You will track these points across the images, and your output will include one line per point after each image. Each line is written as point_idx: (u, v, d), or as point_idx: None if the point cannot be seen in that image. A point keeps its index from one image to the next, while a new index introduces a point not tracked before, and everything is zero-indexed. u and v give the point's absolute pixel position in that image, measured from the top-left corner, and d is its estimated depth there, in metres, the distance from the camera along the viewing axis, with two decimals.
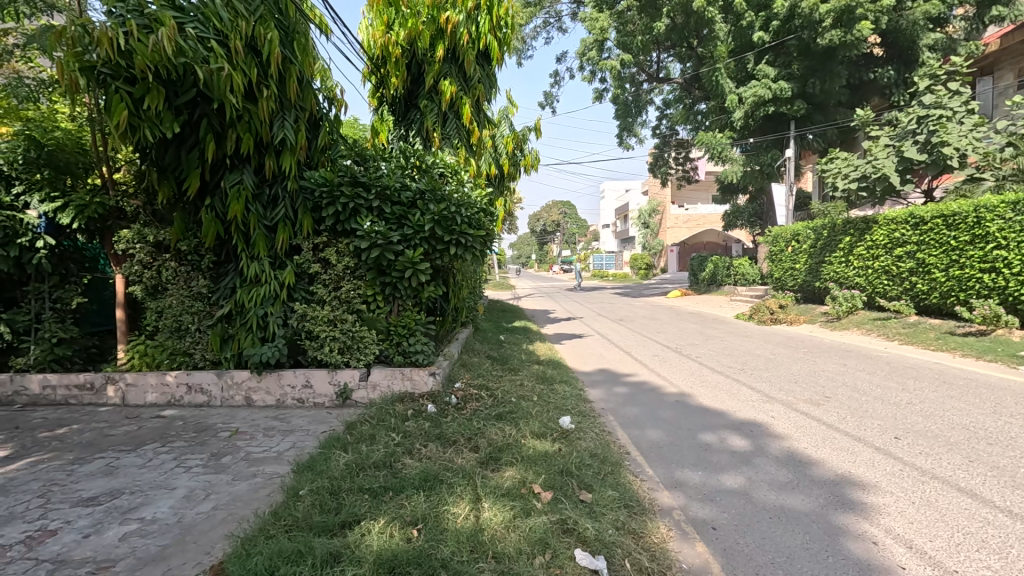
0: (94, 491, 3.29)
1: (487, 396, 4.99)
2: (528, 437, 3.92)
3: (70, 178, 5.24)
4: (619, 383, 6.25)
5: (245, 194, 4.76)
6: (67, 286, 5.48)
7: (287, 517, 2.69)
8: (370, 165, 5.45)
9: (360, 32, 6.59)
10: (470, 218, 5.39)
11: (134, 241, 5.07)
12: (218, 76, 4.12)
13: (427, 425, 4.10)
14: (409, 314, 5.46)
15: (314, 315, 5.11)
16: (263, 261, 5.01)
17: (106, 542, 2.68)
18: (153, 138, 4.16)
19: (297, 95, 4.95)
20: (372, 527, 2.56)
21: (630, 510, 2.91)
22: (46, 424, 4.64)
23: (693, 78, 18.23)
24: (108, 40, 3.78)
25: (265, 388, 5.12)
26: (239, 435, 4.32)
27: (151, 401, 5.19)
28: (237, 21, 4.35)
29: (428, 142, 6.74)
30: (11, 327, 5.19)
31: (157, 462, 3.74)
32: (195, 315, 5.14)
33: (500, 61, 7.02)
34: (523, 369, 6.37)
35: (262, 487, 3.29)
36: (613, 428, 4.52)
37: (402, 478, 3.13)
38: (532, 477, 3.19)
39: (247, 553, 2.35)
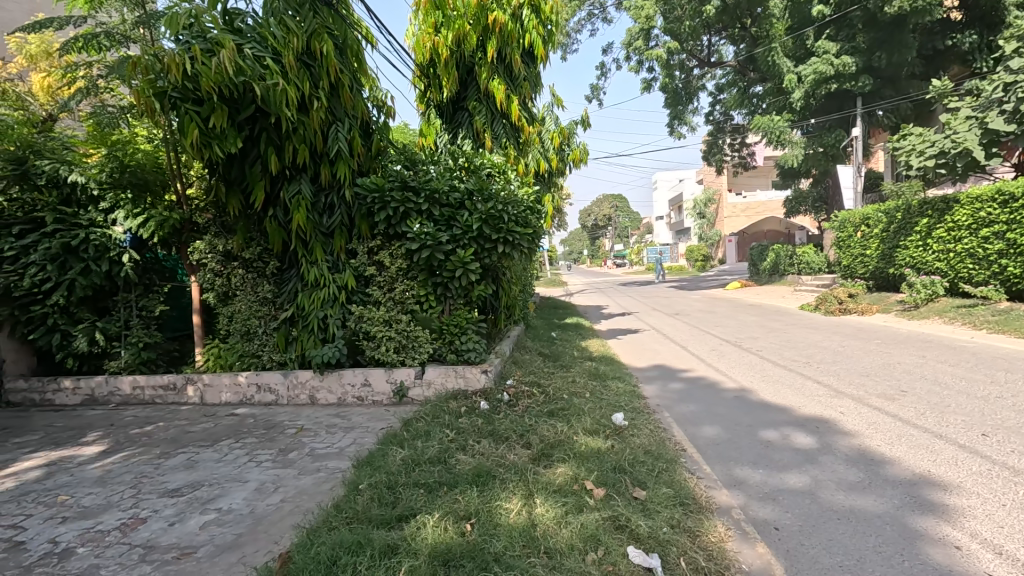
0: (177, 483, 3.57)
1: (539, 393, 5.00)
2: (580, 434, 3.90)
3: (150, 196, 5.69)
4: (674, 379, 6.10)
5: (304, 203, 5.00)
6: (150, 295, 5.97)
7: (348, 510, 2.82)
8: (419, 168, 5.59)
9: (409, 40, 6.71)
10: (517, 216, 5.44)
11: (206, 251, 5.45)
12: (274, 92, 4.36)
13: (480, 422, 4.17)
14: (461, 313, 5.57)
15: (370, 316, 5.31)
16: (322, 265, 5.24)
17: (189, 531, 2.90)
18: (219, 154, 4.46)
19: (348, 104, 5.15)
20: (427, 521, 2.63)
21: (686, 508, 2.84)
22: (136, 421, 5.07)
23: (748, 60, 17.45)
24: (177, 66, 4.07)
25: (327, 387, 5.36)
26: (304, 432, 4.55)
27: (226, 400, 5.56)
28: (290, 38, 4.58)
29: (477, 142, 6.81)
30: (105, 334, 5.72)
31: (232, 457, 4.01)
32: (261, 319, 5.45)
33: (545, 58, 7.05)
34: (576, 366, 6.33)
35: (325, 482, 3.46)
36: (668, 425, 4.42)
37: (456, 474, 3.20)
38: (585, 474, 3.17)
39: (311, 543, 2.48)
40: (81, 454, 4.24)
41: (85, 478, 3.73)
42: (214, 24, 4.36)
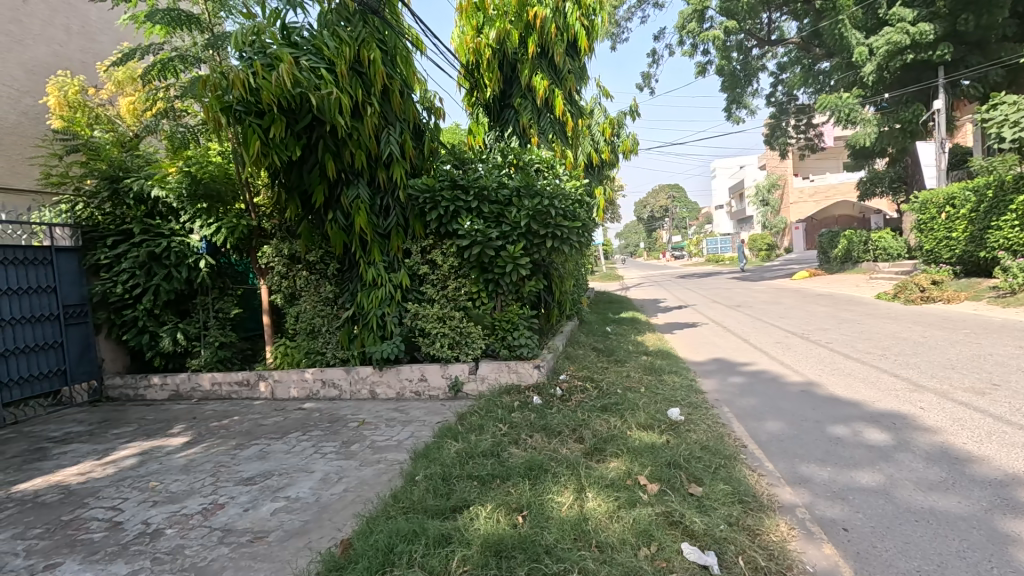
0: (251, 472, 3.83)
1: (592, 388, 4.97)
2: (634, 429, 3.84)
3: (222, 206, 6.05)
4: (735, 373, 5.87)
5: (361, 206, 5.19)
6: (225, 297, 6.42)
7: (405, 500, 2.92)
8: (468, 167, 5.69)
9: (454, 42, 6.78)
10: (565, 210, 5.42)
11: (274, 255, 5.81)
12: (329, 100, 4.56)
13: (533, 416, 4.19)
14: (512, 308, 5.65)
15: (425, 313, 5.46)
16: (379, 265, 5.44)
17: (262, 516, 3.11)
18: (281, 162, 4.71)
19: (398, 108, 5.31)
20: (480, 512, 2.69)
21: (745, 506, 2.73)
22: (215, 415, 5.47)
23: (812, 35, 16.43)
24: (242, 82, 4.34)
25: (386, 382, 5.57)
26: (365, 425, 4.75)
27: (294, 395, 5.88)
28: (342, 48, 4.78)
29: (524, 139, 6.81)
30: (187, 334, 6.20)
31: (300, 448, 4.26)
32: (324, 318, 5.73)
33: (590, 49, 6.97)
34: (630, 361, 6.23)
35: (384, 473, 3.60)
36: (727, 420, 4.27)
37: (509, 467, 3.24)
38: (638, 469, 3.12)
39: (370, 531, 2.59)
40: (169, 444, 4.63)
41: (172, 466, 4.07)
42: (273, 40, 4.61)
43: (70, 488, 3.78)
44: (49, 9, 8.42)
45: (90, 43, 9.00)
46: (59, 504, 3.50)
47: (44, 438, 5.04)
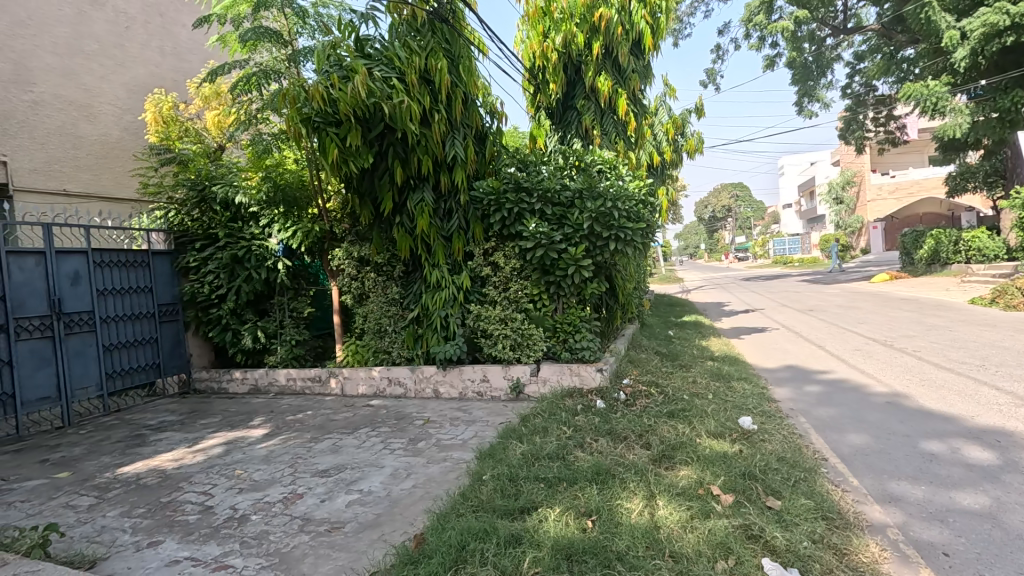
0: (326, 465, 4.02)
1: (657, 393, 4.85)
2: (704, 437, 3.72)
3: (297, 210, 6.40)
4: (810, 382, 5.55)
5: (426, 209, 5.35)
6: (299, 297, 6.78)
7: (474, 499, 2.97)
8: (530, 170, 5.72)
9: (518, 47, 6.83)
10: (629, 211, 5.32)
11: (344, 258, 6.06)
12: (400, 109, 4.72)
13: (597, 420, 4.15)
14: (574, 311, 5.62)
15: (487, 315, 5.52)
16: (443, 268, 5.58)
17: (337, 508, 3.26)
18: (354, 169, 4.93)
19: (463, 113, 5.41)
20: (549, 514, 2.69)
21: (830, 524, 2.57)
22: (291, 409, 5.78)
23: (895, 20, 15.33)
24: (321, 94, 4.59)
25: (449, 381, 5.68)
26: (430, 423, 4.88)
27: (362, 391, 6.12)
28: (412, 57, 4.94)
29: (587, 140, 6.77)
30: (265, 332, 6.60)
31: (370, 444, 4.42)
32: (391, 318, 5.92)
33: (655, 48, 6.85)
34: (695, 366, 6.04)
35: (451, 471, 3.68)
36: (805, 431, 4.05)
37: (575, 470, 3.22)
38: (710, 478, 3.02)
39: (442, 527, 2.65)
40: (250, 435, 4.94)
41: (254, 456, 4.34)
42: (348, 53, 4.85)
43: (167, 472, 4.10)
44: (148, 32, 9.20)
45: (181, 62, 9.76)
46: (158, 487, 3.81)
47: (143, 425, 5.51)
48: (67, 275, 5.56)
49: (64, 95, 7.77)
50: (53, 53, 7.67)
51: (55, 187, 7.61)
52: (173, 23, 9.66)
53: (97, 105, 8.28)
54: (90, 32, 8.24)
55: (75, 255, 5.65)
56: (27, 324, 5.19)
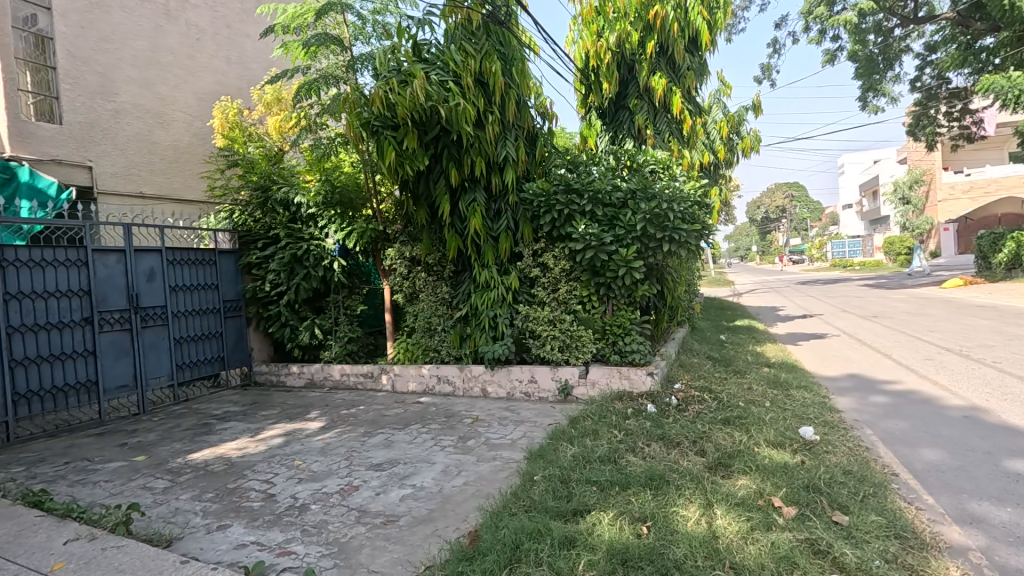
0: (380, 459, 4.13)
1: (711, 399, 4.72)
2: (762, 446, 3.59)
3: (353, 211, 6.62)
4: (876, 392, 5.25)
5: (478, 210, 5.42)
6: (352, 295, 7.03)
7: (526, 499, 2.99)
8: (581, 171, 5.69)
9: (570, 48, 6.82)
10: (683, 213, 5.19)
11: (396, 257, 6.20)
12: (456, 112, 4.81)
13: (648, 425, 4.07)
14: (624, 313, 5.54)
15: (536, 315, 5.52)
16: (492, 268, 5.64)
17: (392, 501, 3.35)
18: (410, 171, 5.06)
19: (515, 115, 5.45)
20: (602, 518, 2.66)
21: (904, 543, 2.43)
22: (345, 403, 5.99)
23: (973, 7, 14.02)
24: (381, 99, 4.75)
25: (497, 381, 5.73)
26: (479, 422, 4.93)
27: (412, 388, 6.24)
28: (468, 60, 5.03)
29: (639, 140, 6.67)
30: (321, 328, 6.87)
31: (421, 440, 4.51)
32: (440, 317, 6.02)
33: (712, 44, 6.69)
34: (751, 372, 5.83)
35: (501, 470, 3.71)
36: (872, 443, 3.84)
37: (628, 474, 3.17)
38: (771, 490, 2.91)
39: (496, 525, 2.68)
40: (307, 428, 5.13)
41: (311, 447, 4.51)
42: (407, 58, 5.00)
43: (232, 460, 4.33)
44: (216, 43, 9.72)
45: (246, 71, 10.20)
46: (224, 474, 4.03)
47: (209, 415, 5.83)
48: (144, 272, 5.95)
49: (141, 104, 8.32)
50: (133, 65, 8.24)
51: (132, 190, 8.14)
52: (239, 34, 10.12)
53: (170, 112, 8.82)
54: (165, 44, 8.80)
55: (151, 253, 6.03)
56: (109, 316, 5.59)
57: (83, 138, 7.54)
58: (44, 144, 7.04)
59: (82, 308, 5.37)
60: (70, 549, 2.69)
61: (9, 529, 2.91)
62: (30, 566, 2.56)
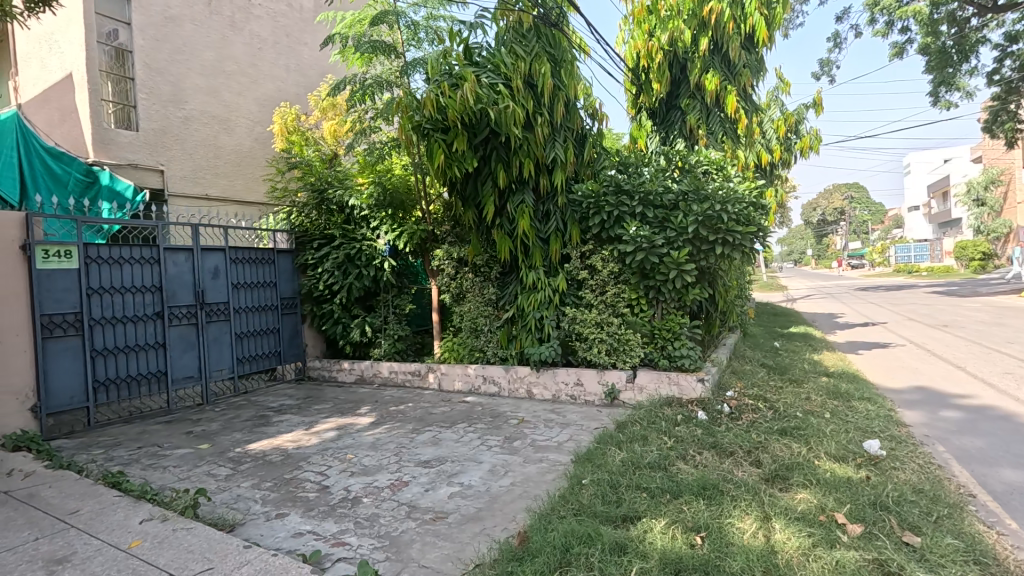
0: (428, 456, 4.20)
1: (766, 408, 4.55)
2: (823, 459, 3.43)
3: (403, 213, 6.81)
4: (948, 407, 4.90)
5: (526, 211, 5.44)
6: (401, 294, 7.21)
7: (575, 502, 2.97)
8: (631, 172, 5.61)
9: (621, 48, 6.74)
10: (738, 214, 5.02)
11: (444, 258, 6.26)
12: (505, 114, 4.85)
13: (700, 432, 3.97)
14: (673, 317, 5.42)
15: (583, 317, 5.49)
16: (539, 270, 5.65)
17: (440, 498, 3.40)
18: (459, 173, 5.13)
19: (564, 116, 5.44)
20: (654, 526, 2.62)
21: (985, 571, 2.26)
22: (393, 400, 6.12)
23: None
24: (432, 102, 4.84)
25: (543, 383, 5.72)
26: (525, 423, 4.94)
27: (458, 387, 6.32)
28: (518, 63, 5.06)
29: (691, 140, 6.52)
30: (371, 326, 7.08)
31: (468, 439, 4.56)
32: (486, 317, 6.06)
33: (770, 39, 6.46)
34: (809, 381, 5.57)
35: (548, 472, 3.70)
36: (945, 461, 3.59)
37: (679, 483, 3.10)
38: (833, 505, 2.78)
39: (545, 528, 2.68)
40: (358, 423, 5.28)
41: (362, 442, 4.64)
42: (458, 61, 5.07)
43: (288, 451, 4.51)
44: (277, 51, 10.14)
45: (304, 77, 10.60)
46: (281, 464, 4.20)
47: (266, 407, 6.09)
48: (209, 270, 6.28)
49: (208, 111, 8.81)
50: (201, 75, 8.74)
51: (199, 192, 8.62)
52: (298, 42, 10.54)
53: (234, 118, 9.28)
54: (230, 54, 9.27)
55: (216, 252, 6.37)
56: (178, 311, 5.95)
57: (156, 144, 8.05)
58: (122, 150, 7.58)
59: (154, 303, 5.72)
60: (145, 528, 2.87)
61: (92, 507, 3.13)
62: (111, 542, 2.74)
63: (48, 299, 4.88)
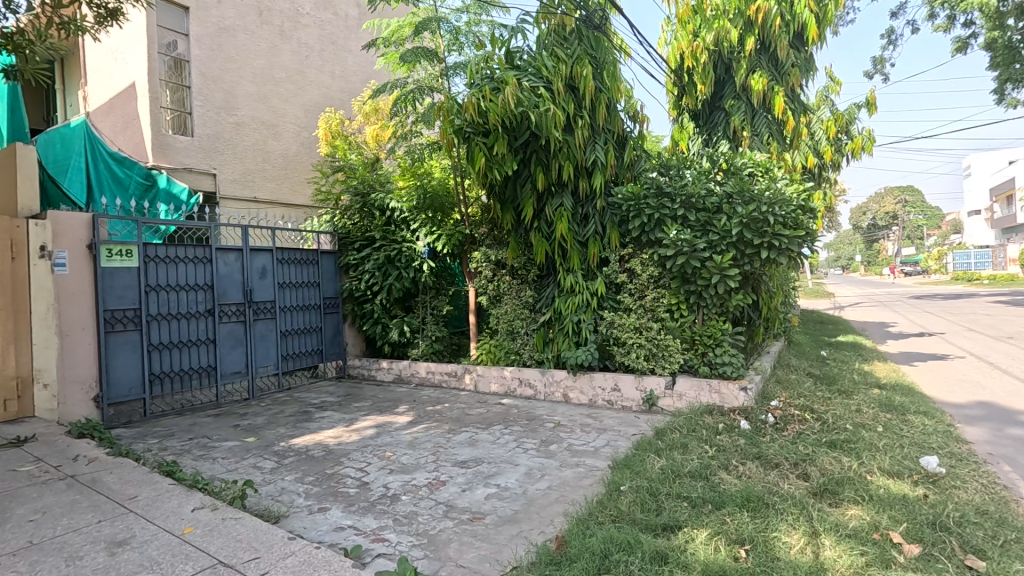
0: (465, 456, 4.23)
1: (813, 420, 4.38)
2: (876, 475, 3.28)
3: (442, 215, 6.91)
4: (1014, 424, 4.60)
5: (565, 214, 5.43)
6: (439, 296, 7.31)
7: (613, 508, 2.93)
8: (673, 174, 5.51)
9: (664, 49, 6.65)
10: (786, 217, 4.86)
11: (482, 261, 6.29)
12: (546, 117, 4.87)
13: (743, 442, 3.86)
14: (715, 323, 5.30)
15: (621, 322, 5.42)
16: (577, 273, 5.62)
17: (477, 498, 3.42)
18: (499, 176, 5.17)
19: (605, 118, 5.41)
20: (696, 536, 2.56)
21: None
22: (430, 400, 6.20)
23: None
24: (474, 106, 4.89)
25: (579, 387, 5.68)
26: (561, 427, 4.92)
27: (494, 389, 6.34)
28: (559, 66, 5.07)
29: (735, 142, 6.37)
30: (410, 326, 7.20)
31: (504, 441, 4.57)
32: (523, 320, 6.06)
33: (821, 38, 6.24)
34: (859, 393, 5.32)
35: (585, 477, 3.67)
36: (1011, 482, 3.37)
37: (721, 493, 3.02)
38: (888, 523, 2.65)
39: (583, 533, 2.65)
40: (396, 421, 5.37)
41: (401, 441, 4.71)
42: (499, 65, 5.11)
43: (329, 447, 4.62)
44: (323, 59, 10.46)
45: (348, 83, 10.89)
46: (323, 459, 4.32)
47: (308, 404, 6.27)
48: (257, 269, 6.53)
49: (258, 117, 9.16)
50: (252, 82, 9.10)
51: (249, 195, 8.97)
52: (343, 49, 10.84)
53: (282, 124, 9.61)
54: (280, 62, 9.61)
55: (264, 253, 6.61)
56: (228, 309, 6.20)
57: (209, 149, 8.43)
58: (179, 155, 7.98)
59: (206, 301, 5.98)
60: (196, 515, 3.00)
61: (148, 494, 3.30)
62: (166, 528, 2.88)
63: (110, 295, 5.17)
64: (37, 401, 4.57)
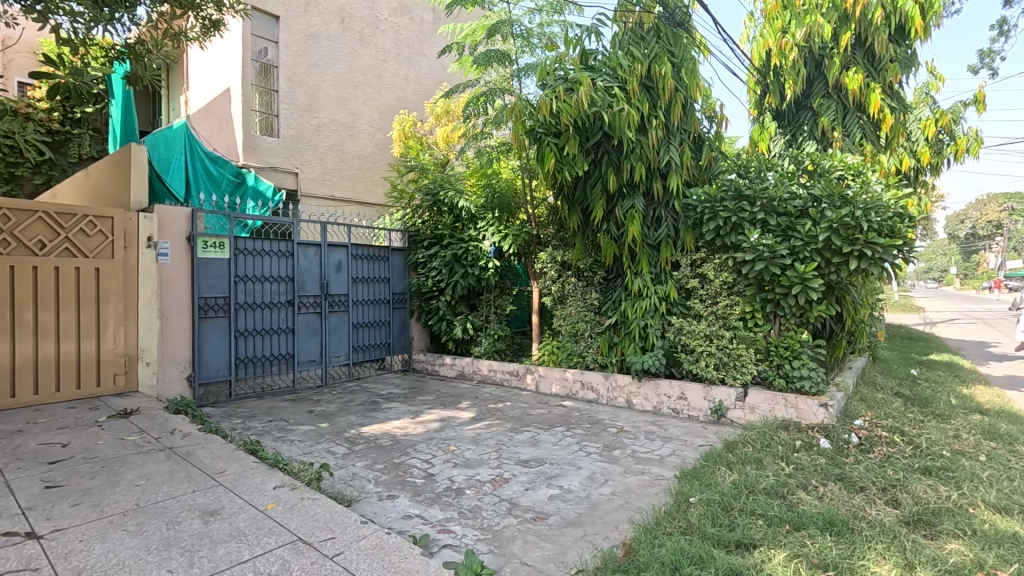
0: (527, 455, 4.25)
1: (904, 443, 4.05)
2: (979, 508, 2.98)
3: (510, 215, 6.98)
4: None
5: (635, 216, 5.31)
6: (503, 295, 7.39)
7: (682, 520, 2.84)
8: (753, 176, 5.26)
9: (748, 46, 6.37)
10: (881, 224, 4.51)
11: (548, 261, 6.29)
12: (620, 117, 4.83)
13: (823, 461, 3.64)
14: (793, 334, 5.02)
15: (690, 328, 5.25)
16: (645, 276, 5.48)
17: (540, 498, 3.43)
18: (569, 177, 5.15)
19: (681, 118, 5.26)
20: (773, 557, 2.44)
21: None
22: (492, 398, 6.27)
23: None
24: (547, 107, 4.90)
25: (643, 394, 5.56)
26: (624, 433, 4.84)
27: (555, 391, 6.32)
28: (635, 65, 4.99)
29: (823, 143, 6.02)
30: (474, 324, 7.32)
31: (566, 443, 4.55)
32: (587, 323, 5.99)
33: (926, 31, 5.78)
34: (957, 417, 4.87)
35: (650, 485, 3.58)
36: None
37: (800, 514, 2.85)
38: (995, 562, 2.40)
39: (651, 543, 2.59)
40: (460, 417, 5.47)
41: (464, 436, 4.80)
42: (573, 65, 5.08)
43: (396, 437, 4.78)
44: (398, 62, 10.82)
45: (421, 86, 11.21)
46: (390, 449, 4.47)
47: (376, 394, 6.52)
48: (333, 264, 6.85)
49: (337, 119, 9.62)
50: (333, 86, 9.59)
51: (326, 193, 9.45)
52: (417, 53, 11.16)
53: (359, 125, 10.03)
54: (358, 66, 10.04)
55: (340, 248, 6.93)
56: (306, 300, 6.54)
57: (293, 149, 8.97)
58: (265, 155, 8.55)
59: (286, 292, 6.35)
60: (277, 493, 3.19)
61: (235, 469, 3.54)
62: (251, 502, 3.08)
63: (204, 284, 5.61)
64: (141, 377, 5.04)
